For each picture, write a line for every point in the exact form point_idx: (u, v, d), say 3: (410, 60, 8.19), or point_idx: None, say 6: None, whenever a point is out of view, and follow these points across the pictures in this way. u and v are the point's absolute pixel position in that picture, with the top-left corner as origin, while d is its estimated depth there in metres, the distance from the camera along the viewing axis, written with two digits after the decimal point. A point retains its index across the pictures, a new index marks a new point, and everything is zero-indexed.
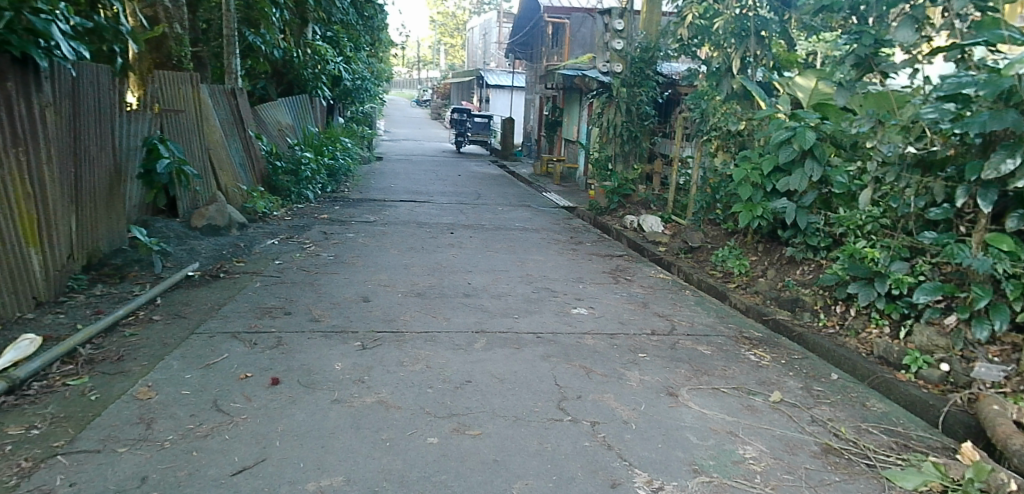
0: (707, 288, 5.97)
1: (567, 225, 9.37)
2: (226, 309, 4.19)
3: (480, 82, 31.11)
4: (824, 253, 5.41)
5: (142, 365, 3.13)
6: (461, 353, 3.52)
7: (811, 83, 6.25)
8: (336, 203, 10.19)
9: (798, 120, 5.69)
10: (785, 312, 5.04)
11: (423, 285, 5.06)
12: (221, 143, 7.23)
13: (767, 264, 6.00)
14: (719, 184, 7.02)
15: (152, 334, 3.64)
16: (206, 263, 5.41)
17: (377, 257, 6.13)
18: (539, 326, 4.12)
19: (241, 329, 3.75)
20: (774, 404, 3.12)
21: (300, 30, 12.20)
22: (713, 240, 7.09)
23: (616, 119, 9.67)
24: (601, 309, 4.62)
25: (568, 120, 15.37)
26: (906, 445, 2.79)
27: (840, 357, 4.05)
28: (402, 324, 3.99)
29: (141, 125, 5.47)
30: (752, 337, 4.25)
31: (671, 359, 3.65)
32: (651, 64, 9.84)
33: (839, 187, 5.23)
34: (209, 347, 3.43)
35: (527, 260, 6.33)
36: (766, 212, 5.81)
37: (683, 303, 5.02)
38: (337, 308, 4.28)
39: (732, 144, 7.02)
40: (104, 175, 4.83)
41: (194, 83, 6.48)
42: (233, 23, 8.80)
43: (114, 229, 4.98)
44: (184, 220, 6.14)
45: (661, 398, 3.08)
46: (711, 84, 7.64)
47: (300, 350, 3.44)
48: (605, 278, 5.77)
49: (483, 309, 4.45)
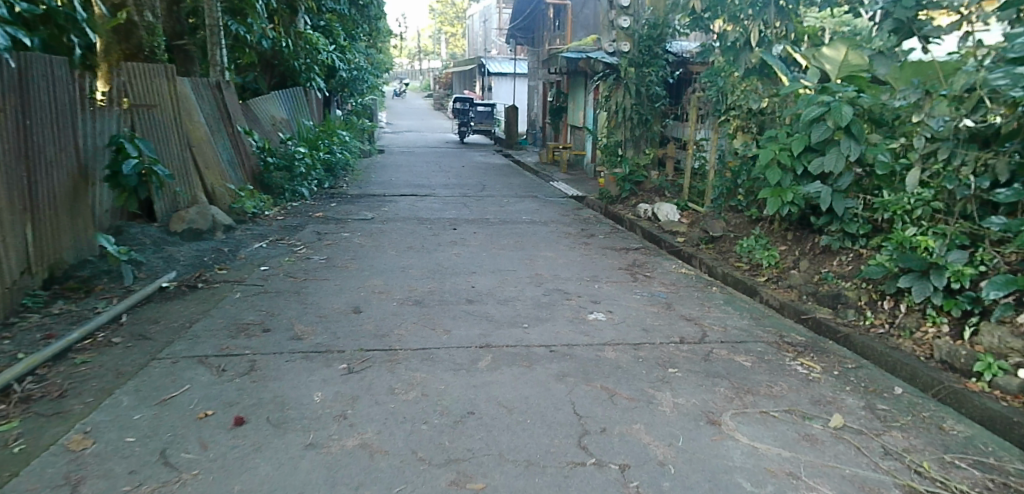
0: (734, 282, 5.46)
1: (578, 217, 8.80)
2: (198, 326, 3.68)
3: (482, 71, 30.52)
4: (864, 241, 4.89)
5: (86, 405, 2.63)
6: (463, 375, 3.03)
7: (841, 53, 5.29)
8: (333, 199, 9.66)
9: (832, 92, 5.04)
10: (826, 308, 4.54)
11: (422, 290, 4.56)
12: (206, 140, 6.78)
13: (798, 254, 5.48)
14: (740, 167, 6.55)
15: (107, 361, 3.13)
16: (184, 271, 4.89)
17: (373, 259, 5.63)
18: (551, 337, 3.61)
19: (211, 352, 3.26)
20: (836, 432, 2.62)
21: (291, 20, 11.43)
22: (736, 228, 6.56)
23: (625, 102, 9.12)
24: (620, 314, 4.10)
25: (574, 105, 14.67)
26: (1006, 485, 2.28)
27: (895, 363, 3.54)
28: (396, 340, 3.49)
29: (108, 122, 4.99)
30: (796, 342, 3.71)
31: (708, 374, 3.13)
32: (660, 42, 9.21)
33: (881, 168, 4.60)
34: (170, 376, 2.93)
35: (537, 258, 5.82)
36: (797, 197, 5.23)
37: (712, 303, 4.49)
38: (324, 322, 3.79)
39: (753, 124, 6.48)
40: (65, 178, 4.36)
41: (169, 75, 5.97)
42: (214, 13, 8.29)
43: (80, 237, 4.48)
44: (163, 224, 5.65)
45: (702, 429, 2.58)
46: (729, 59, 7.04)
47: (276, 378, 2.95)
48: (622, 275, 5.23)
49: (489, 318, 3.95)
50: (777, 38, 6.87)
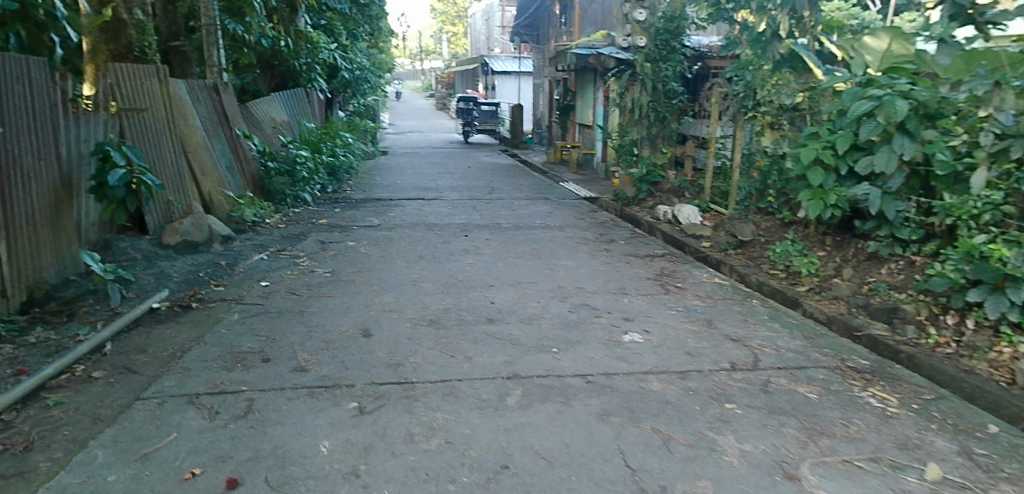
0: (771, 292, 5.04)
1: (594, 220, 8.39)
2: (190, 356, 3.29)
3: (485, 70, 30.10)
4: (916, 247, 4.53)
5: (53, 462, 2.24)
6: (491, 415, 2.63)
7: (883, 44, 5.25)
8: (337, 205, 9.27)
9: (883, 85, 4.68)
10: (881, 323, 4.12)
11: (436, 308, 4.17)
12: (200, 145, 6.42)
13: (839, 261, 5.08)
14: (770, 167, 6.16)
15: (85, 402, 2.75)
16: (177, 289, 4.49)
17: (381, 271, 5.25)
18: (586, 364, 3.21)
19: (202, 389, 2.86)
20: (937, 487, 2.21)
21: (291, 19, 10.76)
22: (767, 232, 6.15)
23: (640, 99, 8.76)
24: (658, 334, 3.71)
25: (583, 103, 14.21)
26: None
27: (972, 389, 3.11)
28: (411, 371, 3.10)
29: (94, 128, 4.61)
30: (859, 368, 3.33)
31: (771, 411, 2.73)
32: (678, 35, 8.84)
33: (940, 167, 4.21)
34: (154, 422, 2.54)
35: (557, 267, 5.43)
36: (841, 200, 4.85)
37: (755, 319, 4.09)
38: (330, 349, 3.40)
39: (785, 120, 6.14)
40: (44, 191, 3.98)
41: (160, 76, 5.58)
42: (211, 11, 7.87)
43: (64, 254, 4.11)
44: (156, 238, 5.25)
45: (780, 487, 2.15)
46: (757, 52, 6.64)
47: (276, 422, 2.56)
48: (652, 287, 4.84)
49: (514, 341, 3.55)
50: (805, 29, 6.41)
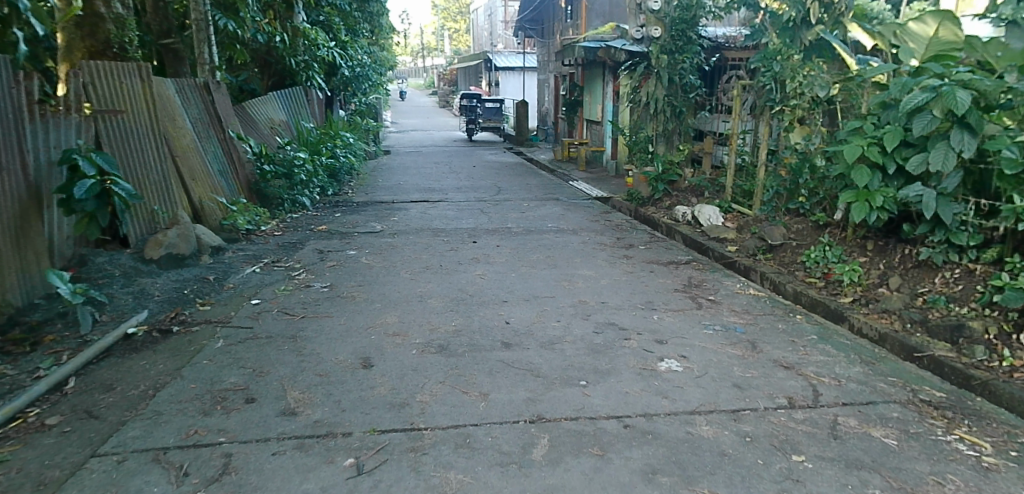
0: (810, 303, 4.56)
1: (608, 222, 7.93)
2: (163, 396, 2.86)
3: (489, 66, 29.70)
4: (975, 254, 4.04)
5: None
6: (515, 475, 2.19)
7: (931, 29, 4.76)
8: (337, 209, 8.83)
9: (937, 75, 4.19)
10: (943, 343, 3.61)
11: (446, 330, 3.73)
12: (189, 148, 5.99)
13: (884, 268, 4.59)
14: (800, 164, 5.69)
15: (33, 459, 2.32)
16: (157, 310, 4.06)
17: (384, 285, 4.81)
18: (621, 402, 2.76)
19: (172, 442, 2.43)
20: None
21: (286, 14, 10.53)
22: (798, 235, 5.66)
23: (655, 93, 8.26)
24: (698, 360, 3.26)
25: (591, 98, 13.71)
26: None
27: None
28: (418, 414, 2.66)
29: (65, 132, 4.18)
30: (935, 403, 2.88)
31: (847, 465, 2.29)
32: (693, 25, 8.35)
33: (1008, 166, 3.68)
34: (111, 488, 2.12)
35: (576, 278, 4.97)
36: (888, 202, 4.38)
37: (804, 341, 3.64)
38: (324, 384, 2.97)
39: (818, 114, 5.65)
40: (6, 204, 3.55)
41: (142, 75, 5.15)
42: (203, 6, 7.45)
43: (30, 273, 3.68)
44: (137, 250, 4.79)
45: None
46: (784, 40, 6.12)
47: (254, 487, 2.12)
48: (682, 301, 4.39)
49: (535, 372, 3.11)
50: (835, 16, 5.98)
